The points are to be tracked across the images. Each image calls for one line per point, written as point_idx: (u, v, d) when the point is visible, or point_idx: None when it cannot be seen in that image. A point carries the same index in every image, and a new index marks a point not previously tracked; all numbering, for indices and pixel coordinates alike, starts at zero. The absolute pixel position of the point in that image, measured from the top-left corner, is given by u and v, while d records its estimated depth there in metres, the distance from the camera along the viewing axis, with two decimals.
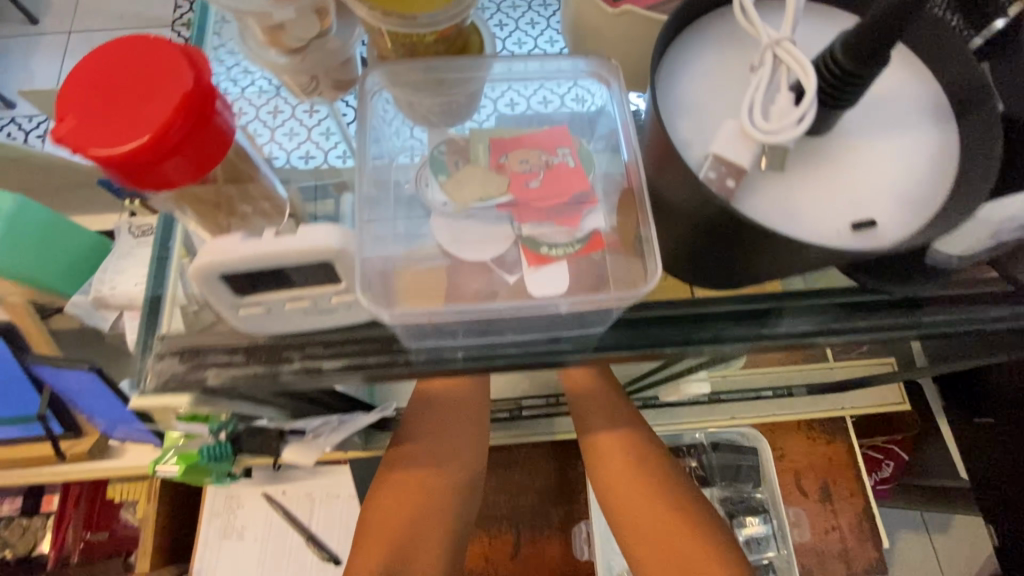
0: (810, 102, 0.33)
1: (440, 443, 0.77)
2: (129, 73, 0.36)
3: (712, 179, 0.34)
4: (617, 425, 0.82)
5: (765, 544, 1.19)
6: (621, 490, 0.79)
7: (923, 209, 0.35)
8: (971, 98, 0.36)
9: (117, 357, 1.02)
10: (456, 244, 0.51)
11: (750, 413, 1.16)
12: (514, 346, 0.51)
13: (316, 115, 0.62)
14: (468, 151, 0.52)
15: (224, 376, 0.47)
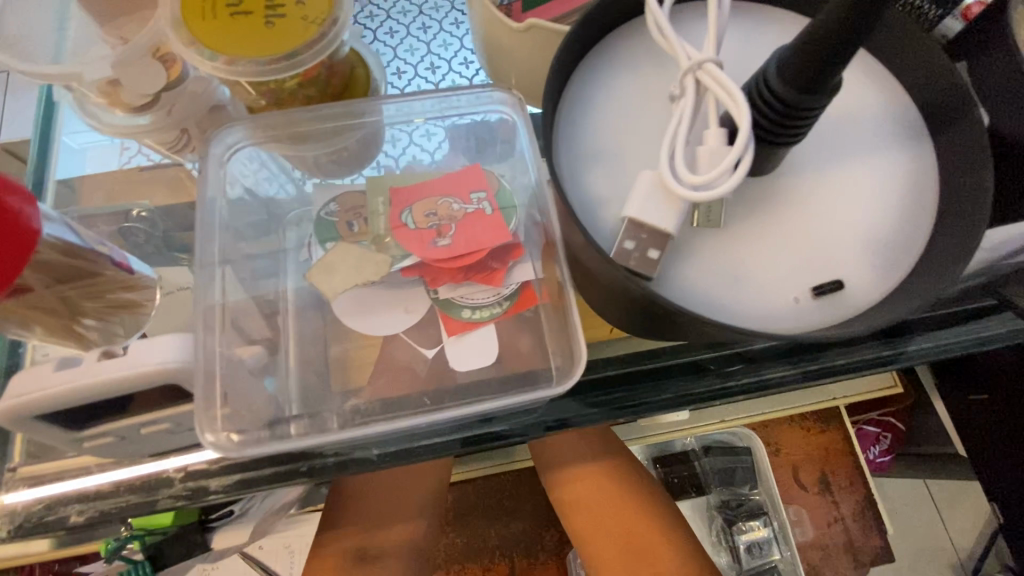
0: (744, 140, 0.25)
1: (379, 510, 0.56)
2: None
3: (630, 252, 0.27)
4: (598, 465, 0.61)
5: (769, 548, 1.00)
6: (597, 540, 0.60)
7: (899, 261, 0.28)
8: (946, 114, 0.29)
9: None
10: (359, 317, 0.43)
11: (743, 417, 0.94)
12: (437, 435, 0.41)
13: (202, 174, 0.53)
14: (365, 206, 0.44)
15: (90, 510, 0.39)
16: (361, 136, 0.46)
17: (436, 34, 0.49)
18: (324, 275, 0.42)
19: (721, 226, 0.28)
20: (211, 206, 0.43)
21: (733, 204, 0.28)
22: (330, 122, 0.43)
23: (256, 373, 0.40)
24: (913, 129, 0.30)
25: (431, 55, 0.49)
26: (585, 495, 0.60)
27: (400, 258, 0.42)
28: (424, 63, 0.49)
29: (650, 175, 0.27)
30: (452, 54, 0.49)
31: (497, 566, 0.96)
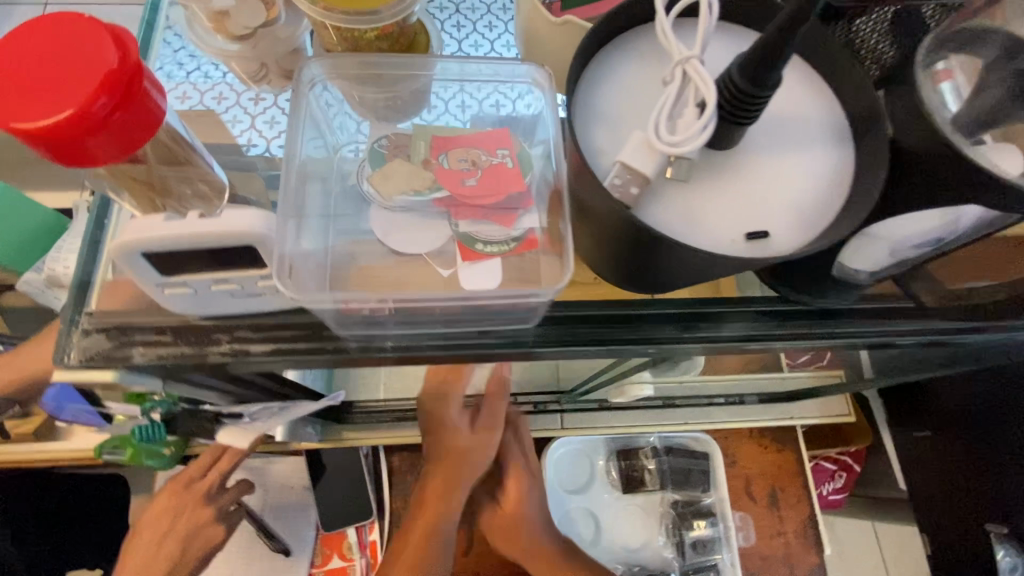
0: (710, 116, 0.35)
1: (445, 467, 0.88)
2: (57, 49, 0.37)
3: (618, 185, 0.36)
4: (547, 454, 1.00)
5: (712, 546, 1.39)
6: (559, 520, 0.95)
7: (815, 224, 0.38)
8: (865, 124, 0.39)
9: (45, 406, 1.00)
10: (394, 236, 0.52)
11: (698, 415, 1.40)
12: (441, 336, 0.52)
13: (274, 112, 0.61)
14: (409, 146, 0.53)
15: (152, 354, 0.48)
16: (412, 89, 0.55)
17: (461, 36, 0.64)
18: (381, 179, 0.52)
19: (686, 181, 0.38)
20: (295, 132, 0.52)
21: (699, 166, 0.38)
22: (394, 71, 0.53)
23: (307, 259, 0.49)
24: (843, 134, 0.40)
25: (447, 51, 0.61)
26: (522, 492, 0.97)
27: (434, 191, 0.51)
28: None
29: (640, 135, 0.36)
30: None
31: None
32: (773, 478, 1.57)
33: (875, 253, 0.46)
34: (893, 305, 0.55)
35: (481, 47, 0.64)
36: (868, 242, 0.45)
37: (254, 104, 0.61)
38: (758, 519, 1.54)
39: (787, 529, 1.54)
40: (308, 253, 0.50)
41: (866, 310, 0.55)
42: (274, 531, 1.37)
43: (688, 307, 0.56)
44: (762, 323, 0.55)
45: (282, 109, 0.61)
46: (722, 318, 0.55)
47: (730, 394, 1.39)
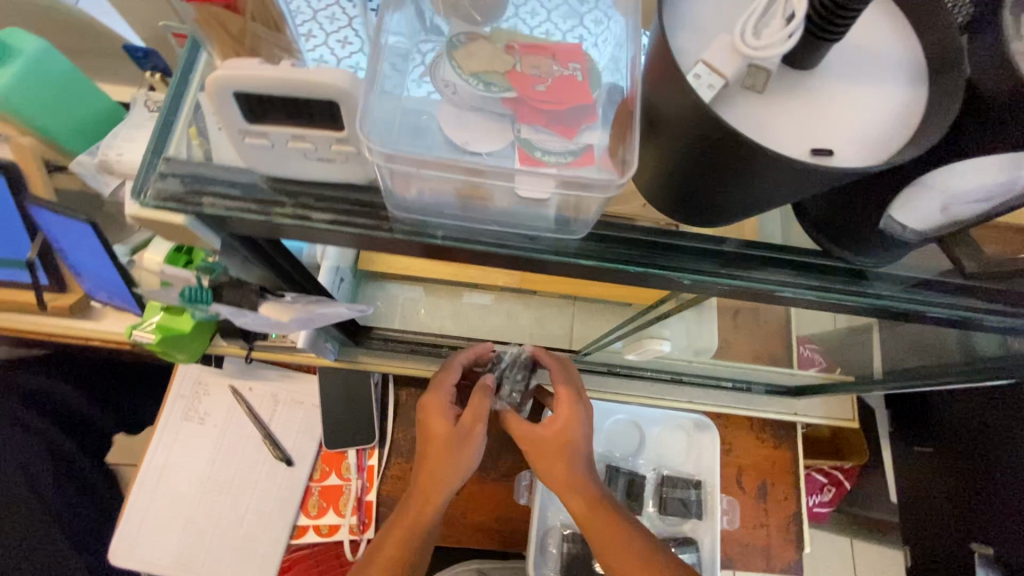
0: (798, 26, 0.36)
1: (427, 414, 0.99)
2: None
3: (695, 81, 0.37)
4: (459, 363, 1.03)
5: (688, 509, 1.44)
6: (552, 451, 0.96)
7: (876, 154, 0.39)
8: (945, 63, 0.40)
9: (84, 262, 1.14)
10: (458, 131, 0.53)
11: (705, 398, 1.45)
12: (492, 236, 0.55)
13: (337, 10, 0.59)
14: (484, 45, 0.54)
15: (219, 207, 0.51)
16: None
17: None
18: (466, 57, 0.53)
19: (760, 92, 0.39)
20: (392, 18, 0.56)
21: (775, 81, 0.39)
22: None
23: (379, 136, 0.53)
24: (920, 75, 0.41)
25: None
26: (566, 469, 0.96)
27: (505, 89, 0.52)
28: None
29: (726, 38, 0.38)
30: None
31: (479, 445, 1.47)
32: (765, 472, 1.60)
33: (925, 206, 0.47)
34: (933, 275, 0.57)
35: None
36: (922, 193, 0.46)
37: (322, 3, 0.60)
38: (745, 508, 1.57)
39: (771, 521, 1.57)
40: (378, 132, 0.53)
41: (901, 277, 0.56)
42: (280, 440, 1.45)
43: (728, 248, 0.57)
44: (795, 274, 0.56)
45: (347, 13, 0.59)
46: (743, 257, 0.56)
47: (737, 378, 1.42)
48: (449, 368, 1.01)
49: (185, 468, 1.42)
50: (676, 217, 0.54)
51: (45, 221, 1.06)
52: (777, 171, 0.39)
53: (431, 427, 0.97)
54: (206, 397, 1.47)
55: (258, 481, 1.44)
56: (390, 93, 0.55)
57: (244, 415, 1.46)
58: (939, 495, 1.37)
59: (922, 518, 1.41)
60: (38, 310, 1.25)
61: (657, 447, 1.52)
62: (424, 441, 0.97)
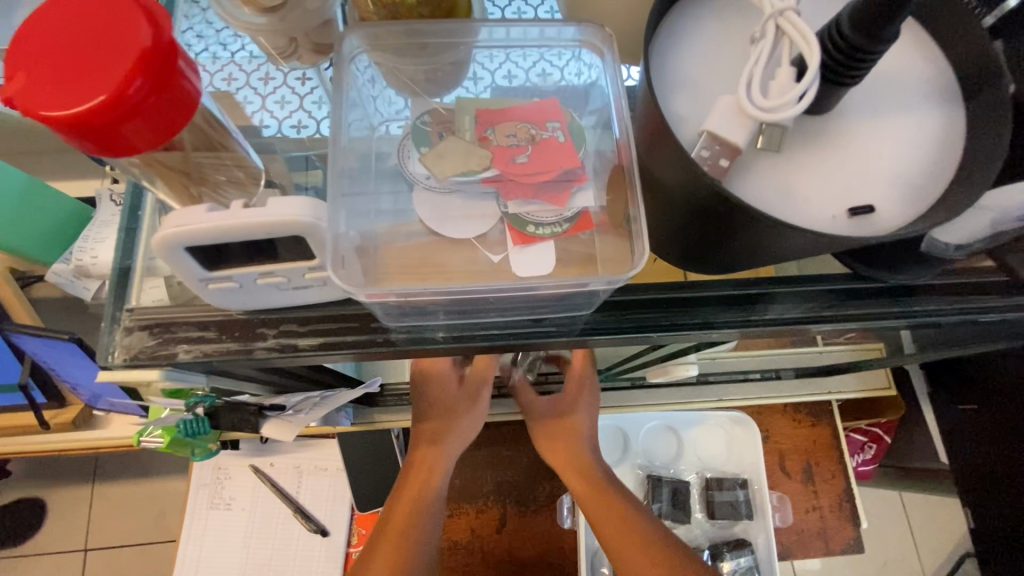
0: (811, 78, 0.31)
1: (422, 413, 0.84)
2: (98, 31, 0.34)
3: (705, 158, 0.32)
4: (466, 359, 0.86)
5: (739, 510, 1.43)
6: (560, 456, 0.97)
7: (925, 196, 0.34)
8: (981, 79, 0.35)
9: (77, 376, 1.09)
10: (439, 219, 0.48)
11: (738, 394, 1.38)
12: (497, 325, 0.49)
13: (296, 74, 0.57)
14: (453, 122, 0.49)
15: (195, 353, 0.46)
16: (454, 59, 0.50)
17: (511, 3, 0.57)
18: (437, 159, 0.48)
19: (781, 152, 0.34)
20: (346, 106, 0.49)
21: (792, 134, 0.34)
22: (433, 38, 0.49)
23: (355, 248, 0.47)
24: (950, 94, 0.36)
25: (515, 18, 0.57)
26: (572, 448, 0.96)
27: (483, 169, 0.47)
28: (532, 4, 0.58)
29: (728, 100, 0.33)
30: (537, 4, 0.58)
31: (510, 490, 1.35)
32: (808, 453, 1.55)
33: (975, 226, 0.42)
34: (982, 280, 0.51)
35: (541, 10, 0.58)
36: (969, 216, 0.41)
37: (300, 85, 0.57)
38: (792, 493, 1.52)
39: (823, 503, 1.51)
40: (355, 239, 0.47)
41: (952, 290, 0.50)
42: (311, 511, 1.40)
43: (752, 288, 0.51)
44: (829, 305, 0.51)
45: (307, 76, 0.57)
46: (775, 298, 0.51)
47: (766, 369, 1.32)
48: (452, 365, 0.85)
49: (219, 558, 1.38)
50: (690, 268, 0.49)
51: (27, 345, 0.99)
52: (818, 240, 0.33)
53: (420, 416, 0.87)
54: (228, 482, 1.42)
55: (298, 557, 1.40)
56: (356, 190, 0.49)
57: (271, 493, 1.42)
58: (999, 453, 1.28)
59: (990, 478, 1.33)
60: (42, 430, 1.21)
61: (698, 449, 1.50)
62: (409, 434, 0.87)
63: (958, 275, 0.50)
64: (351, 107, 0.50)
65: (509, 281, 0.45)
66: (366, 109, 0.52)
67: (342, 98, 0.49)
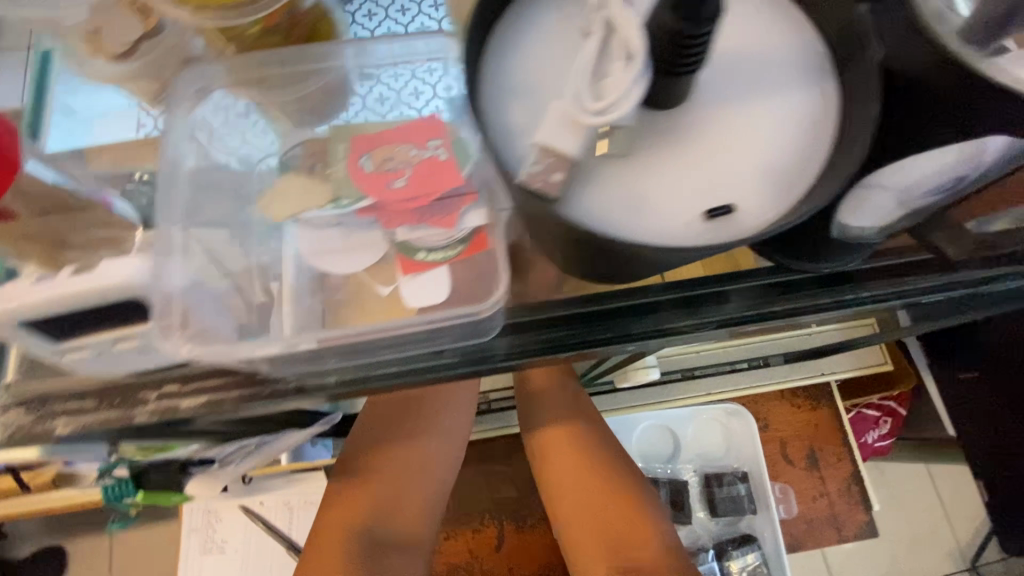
0: (639, 68, 0.27)
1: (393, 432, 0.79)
2: None
3: (536, 174, 0.29)
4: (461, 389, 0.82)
5: (741, 504, 1.37)
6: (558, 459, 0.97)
7: (793, 189, 0.30)
8: (852, 46, 0.30)
9: None
10: (321, 255, 0.46)
11: (726, 387, 1.27)
12: (397, 362, 0.44)
13: None
14: (325, 151, 0.46)
15: (71, 427, 0.42)
16: (320, 85, 0.47)
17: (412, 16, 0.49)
18: (275, 198, 0.46)
19: (626, 155, 0.30)
20: (177, 160, 0.46)
21: (642, 134, 0.31)
22: (293, 66, 0.45)
23: (214, 304, 0.44)
24: (820, 67, 0.32)
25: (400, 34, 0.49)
26: (557, 446, 0.98)
27: (357, 199, 0.44)
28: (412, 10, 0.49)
29: (560, 105, 0.29)
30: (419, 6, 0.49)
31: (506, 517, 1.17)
32: (811, 440, 1.44)
33: (879, 205, 0.38)
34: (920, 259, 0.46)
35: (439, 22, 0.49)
36: (873, 195, 0.37)
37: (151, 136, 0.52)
38: (796, 483, 1.43)
39: (829, 488, 1.42)
40: (209, 296, 0.44)
41: (884, 272, 0.46)
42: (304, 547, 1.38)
43: (671, 293, 0.47)
44: (755, 304, 0.46)
45: None
46: (697, 302, 0.47)
47: (752, 357, 1.17)
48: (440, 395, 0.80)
49: None
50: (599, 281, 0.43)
51: None
52: (677, 251, 0.30)
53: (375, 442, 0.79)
54: (219, 525, 1.40)
55: None
56: (216, 247, 0.46)
57: (262, 533, 1.39)
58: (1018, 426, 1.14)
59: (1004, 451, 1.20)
60: (22, 495, 1.19)
61: (695, 445, 1.43)
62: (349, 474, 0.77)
63: (891, 256, 0.46)
64: (188, 160, 0.47)
65: (387, 325, 0.43)
66: (215, 158, 0.48)
67: (167, 151, 0.46)
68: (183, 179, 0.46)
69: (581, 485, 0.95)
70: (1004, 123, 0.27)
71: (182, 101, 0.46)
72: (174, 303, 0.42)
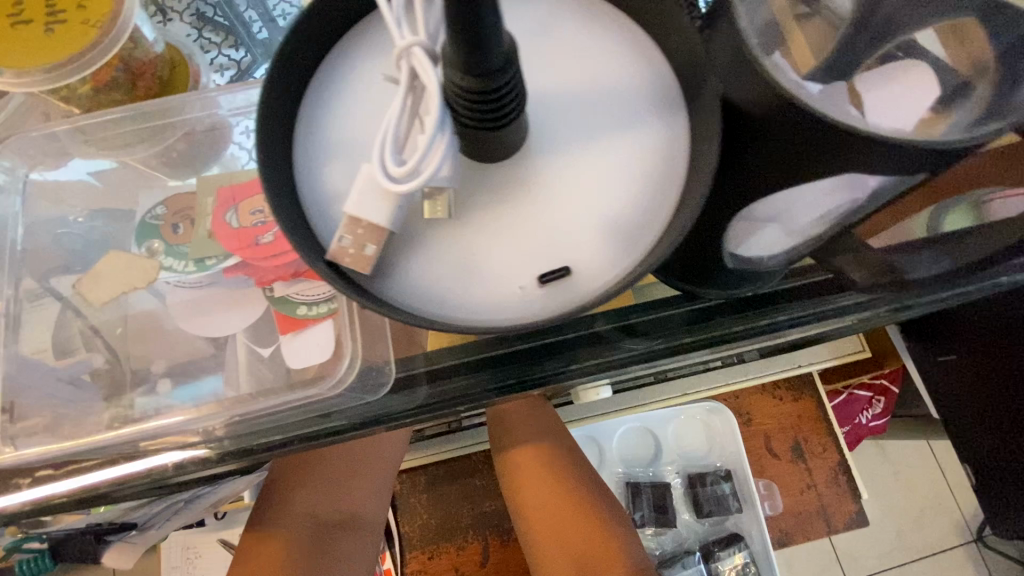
0: (440, 126, 0.24)
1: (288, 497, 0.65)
2: None
3: (345, 249, 0.26)
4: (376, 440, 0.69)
5: (727, 505, 1.28)
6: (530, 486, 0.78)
7: (638, 242, 0.27)
8: (695, 78, 0.27)
9: None
10: (194, 320, 0.43)
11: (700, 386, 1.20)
12: (282, 431, 0.40)
13: None
14: (194, 209, 0.43)
15: None
16: (185, 137, 0.44)
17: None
18: (90, 283, 0.42)
19: (453, 218, 0.27)
20: (3, 222, 0.43)
21: (471, 191, 0.28)
22: (154, 121, 0.43)
23: (74, 383, 0.41)
24: (669, 100, 0.29)
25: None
26: (530, 471, 0.78)
27: (223, 257, 0.42)
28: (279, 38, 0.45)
29: (368, 169, 0.26)
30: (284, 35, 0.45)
31: (471, 545, 1.02)
32: (795, 430, 1.29)
33: (769, 237, 0.35)
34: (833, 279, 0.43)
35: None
36: (756, 227, 0.34)
37: None
38: (781, 477, 1.28)
39: (817, 480, 1.28)
40: (74, 374, 0.41)
41: (794, 297, 0.43)
42: None
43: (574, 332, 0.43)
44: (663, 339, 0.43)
45: None
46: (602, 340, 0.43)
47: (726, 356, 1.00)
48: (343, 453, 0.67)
49: None
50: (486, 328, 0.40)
51: None
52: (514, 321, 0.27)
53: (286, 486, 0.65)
54: None
55: None
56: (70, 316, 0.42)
57: None
58: None
59: None
60: None
61: (678, 446, 1.33)
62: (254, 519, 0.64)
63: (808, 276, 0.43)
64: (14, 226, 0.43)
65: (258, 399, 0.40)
66: (55, 223, 0.44)
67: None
68: (11, 246, 0.43)
69: (555, 518, 0.76)
70: (863, 164, 0.24)
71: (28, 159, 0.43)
72: (1, 395, 0.39)
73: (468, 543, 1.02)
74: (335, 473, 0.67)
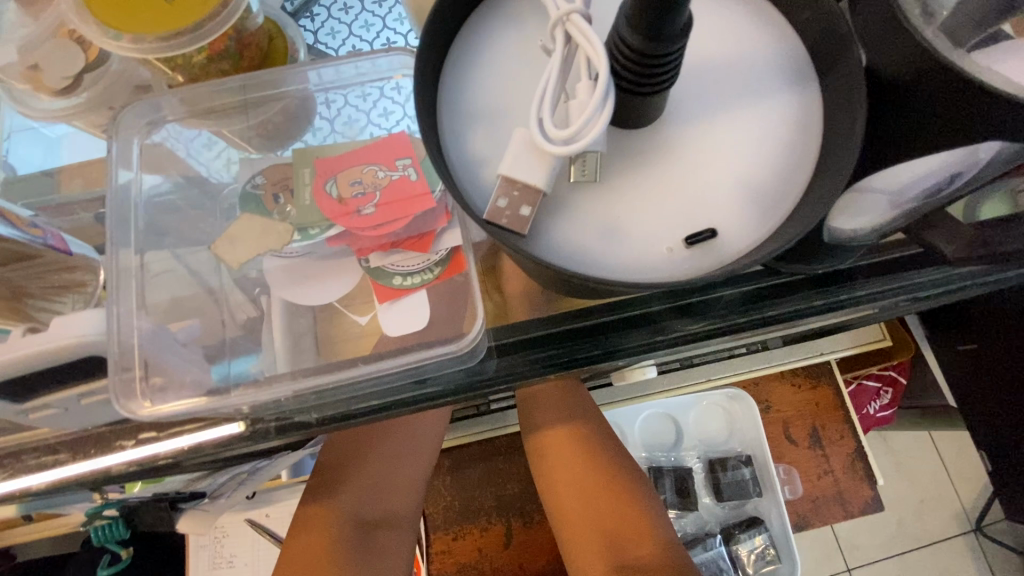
0: (606, 91, 0.25)
1: (332, 480, 0.64)
2: None
3: (502, 209, 0.27)
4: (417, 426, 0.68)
5: (746, 489, 1.29)
6: (559, 475, 0.72)
7: (777, 207, 0.28)
8: (832, 49, 0.29)
9: None
10: (291, 288, 0.44)
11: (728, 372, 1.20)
12: (376, 394, 0.42)
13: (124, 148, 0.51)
14: (291, 178, 0.45)
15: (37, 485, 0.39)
16: (281, 110, 0.46)
17: (322, 22, 0.48)
18: (227, 244, 0.45)
19: (597, 181, 0.28)
20: (123, 191, 0.44)
21: (613, 156, 0.29)
22: (254, 92, 0.45)
23: (186, 346, 0.43)
24: (802, 70, 0.30)
25: (317, 45, 0.48)
26: (558, 457, 0.73)
27: (326, 227, 0.43)
28: (313, 26, 0.48)
29: (524, 132, 0.28)
30: (318, 25, 0.48)
31: (494, 526, 0.99)
32: (811, 417, 1.30)
33: (870, 210, 0.37)
34: (895, 259, 0.45)
35: (357, 28, 0.47)
36: (856, 199, 0.35)
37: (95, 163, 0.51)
38: (800, 463, 1.29)
39: (835, 466, 1.29)
40: (184, 338, 0.43)
41: (863, 273, 0.45)
42: None
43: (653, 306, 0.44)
44: (745, 313, 0.44)
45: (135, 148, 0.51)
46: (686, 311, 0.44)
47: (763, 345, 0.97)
48: (389, 434, 0.67)
49: None
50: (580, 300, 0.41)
51: None
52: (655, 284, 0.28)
53: (344, 457, 0.65)
54: None
55: None
56: (190, 283, 0.45)
57: None
58: None
59: None
60: None
61: (698, 432, 1.34)
62: (319, 486, 0.64)
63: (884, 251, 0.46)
64: (136, 193, 0.45)
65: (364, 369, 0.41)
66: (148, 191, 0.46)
67: (111, 184, 0.44)
68: (131, 215, 0.44)
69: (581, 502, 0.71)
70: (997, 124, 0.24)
71: (131, 130, 0.45)
72: (137, 356, 0.39)
73: (492, 525, 0.99)
74: (380, 455, 0.66)
